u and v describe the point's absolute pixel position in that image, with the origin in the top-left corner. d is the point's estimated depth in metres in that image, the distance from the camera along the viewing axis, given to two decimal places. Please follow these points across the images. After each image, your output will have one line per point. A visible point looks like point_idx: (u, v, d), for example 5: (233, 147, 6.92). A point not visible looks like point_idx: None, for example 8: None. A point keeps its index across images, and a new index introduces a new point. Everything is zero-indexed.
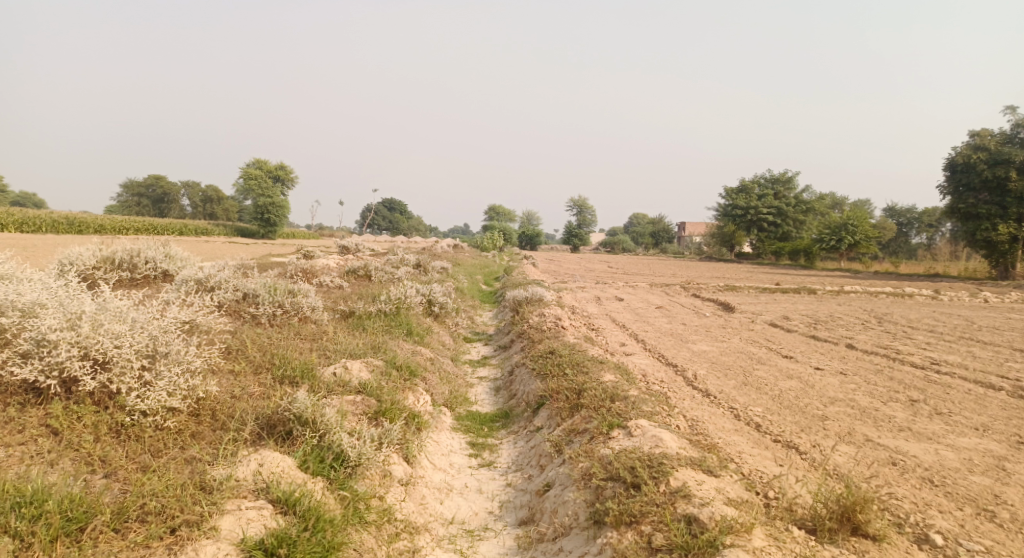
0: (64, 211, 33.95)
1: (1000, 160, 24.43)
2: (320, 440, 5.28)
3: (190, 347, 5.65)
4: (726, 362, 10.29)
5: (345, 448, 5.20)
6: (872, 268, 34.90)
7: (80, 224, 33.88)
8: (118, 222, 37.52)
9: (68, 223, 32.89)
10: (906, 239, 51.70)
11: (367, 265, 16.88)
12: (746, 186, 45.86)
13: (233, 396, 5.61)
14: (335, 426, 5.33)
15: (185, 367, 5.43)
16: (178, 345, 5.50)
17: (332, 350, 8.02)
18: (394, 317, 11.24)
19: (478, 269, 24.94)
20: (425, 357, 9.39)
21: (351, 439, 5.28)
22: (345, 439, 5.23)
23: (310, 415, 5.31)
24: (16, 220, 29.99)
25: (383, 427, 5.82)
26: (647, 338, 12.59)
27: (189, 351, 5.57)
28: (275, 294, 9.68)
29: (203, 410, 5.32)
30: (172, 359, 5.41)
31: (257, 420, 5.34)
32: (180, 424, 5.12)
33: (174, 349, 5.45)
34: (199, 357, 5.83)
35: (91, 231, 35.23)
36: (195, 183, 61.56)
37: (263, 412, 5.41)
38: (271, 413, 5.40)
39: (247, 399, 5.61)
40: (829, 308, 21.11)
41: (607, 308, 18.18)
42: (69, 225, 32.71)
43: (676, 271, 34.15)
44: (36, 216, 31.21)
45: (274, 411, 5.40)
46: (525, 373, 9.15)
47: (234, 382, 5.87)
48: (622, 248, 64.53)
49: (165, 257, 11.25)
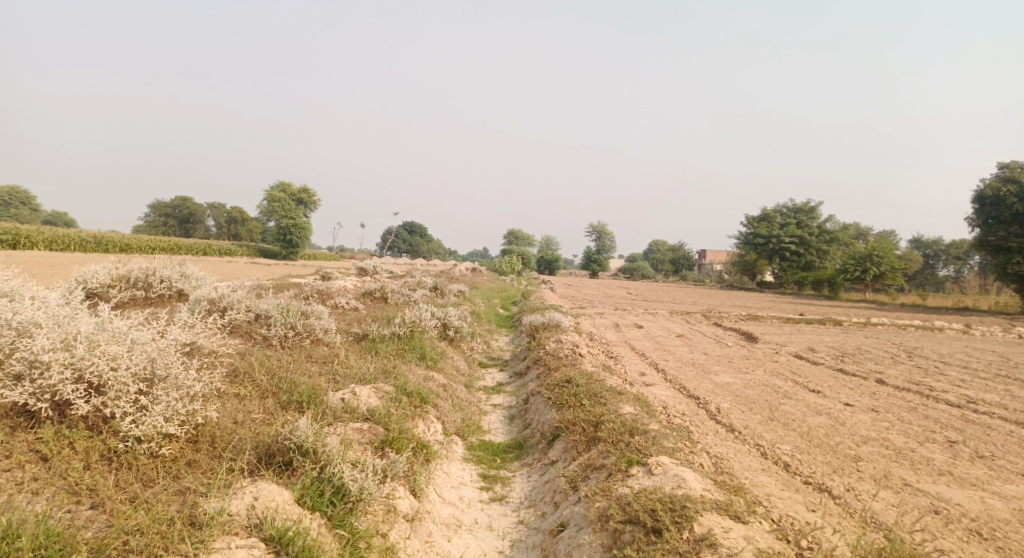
0: (91, 230, 34.36)
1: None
2: (321, 472, 5.03)
3: (191, 370, 5.46)
4: (750, 395, 9.91)
5: (347, 482, 4.94)
6: (898, 300, 34.18)
7: (106, 243, 34.29)
8: (143, 241, 37.89)
9: (95, 242, 33.29)
10: (932, 271, 50.74)
11: (384, 287, 16.72)
12: (768, 215, 45.38)
13: (233, 422, 5.41)
14: (337, 458, 5.08)
15: (184, 391, 5.24)
16: (177, 367, 5.31)
17: (341, 374, 7.79)
18: (408, 340, 11.01)
19: (496, 293, 24.71)
20: (438, 383, 9.14)
21: (353, 472, 5.02)
22: (347, 473, 4.98)
23: (311, 445, 5.08)
24: (44, 238, 30.33)
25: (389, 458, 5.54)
26: (668, 368, 12.24)
27: (189, 374, 5.38)
28: (288, 315, 9.51)
29: (202, 437, 5.13)
30: (171, 382, 5.22)
31: (256, 449, 5.10)
32: (175, 452, 4.92)
33: (172, 371, 5.27)
34: (200, 380, 5.63)
35: (116, 250, 35.64)
36: (220, 203, 62.31)
37: (262, 441, 5.17)
38: (270, 441, 5.16)
39: (248, 426, 5.40)
40: (855, 340, 20.57)
41: (626, 335, 17.84)
42: (95, 243, 33.06)
43: (696, 300, 33.71)
44: (63, 233, 31.57)
45: (273, 441, 5.16)
46: (541, 401, 8.85)
47: (235, 408, 5.68)
48: (642, 275, 64.10)
49: (181, 276, 11.15)
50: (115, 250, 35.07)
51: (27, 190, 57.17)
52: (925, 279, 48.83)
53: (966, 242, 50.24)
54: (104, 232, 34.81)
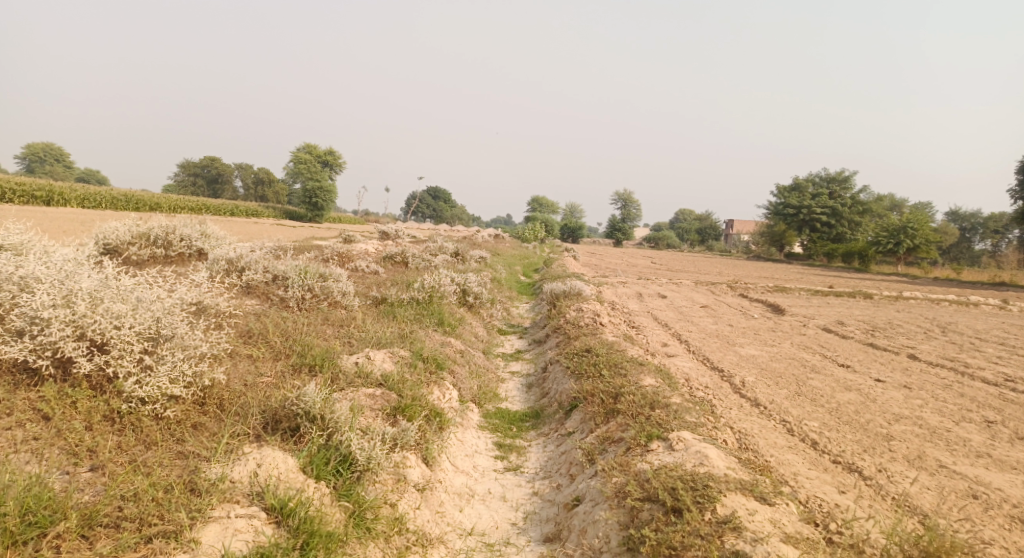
0: (121, 188, 34.66)
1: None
2: (328, 440, 4.93)
3: (197, 331, 5.36)
4: (777, 369, 9.62)
5: (355, 451, 4.85)
6: (931, 274, 33.31)
7: (136, 202, 34.60)
8: (172, 200, 38.18)
9: (125, 201, 33.59)
10: (968, 245, 49.36)
11: (405, 251, 16.57)
12: (800, 184, 44.32)
13: (241, 385, 5.32)
14: (345, 426, 5.00)
15: (189, 352, 5.14)
16: (182, 327, 5.20)
17: (357, 337, 7.67)
18: (427, 305, 10.85)
19: (519, 260, 24.47)
20: (456, 349, 8.98)
21: (362, 441, 4.92)
22: (355, 441, 4.88)
23: (319, 412, 4.97)
24: (76, 196, 30.61)
25: (400, 426, 5.43)
26: (692, 339, 11.96)
27: (195, 335, 5.28)
28: (306, 277, 9.39)
29: (209, 399, 5.05)
30: (176, 342, 5.12)
31: (263, 414, 5.01)
32: (181, 414, 4.85)
33: (177, 332, 5.16)
34: (207, 341, 5.54)
35: (146, 210, 35.95)
36: (248, 165, 62.55)
37: (269, 406, 5.08)
38: (276, 407, 5.07)
39: (256, 389, 5.30)
40: (886, 314, 20.05)
41: (649, 304, 17.54)
42: (126, 202, 33.36)
43: (723, 270, 33.17)
44: (94, 191, 31.86)
45: (280, 406, 5.05)
46: (560, 370, 8.66)
47: (244, 370, 5.58)
48: (667, 244, 63.34)
49: (200, 236, 11.08)
50: (144, 209, 35.39)
51: (60, 148, 57.84)
52: (960, 253, 47.54)
53: (1005, 216, 48.71)
54: (133, 191, 35.10)
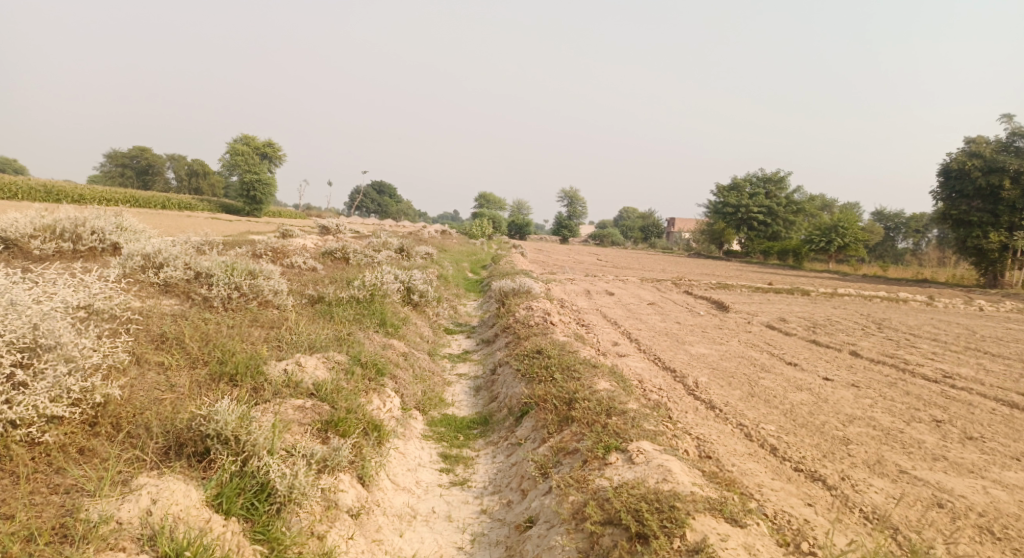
0: (41, 179, 32.58)
1: (994, 167, 23.69)
2: (242, 466, 4.44)
3: (84, 338, 4.76)
4: (726, 368, 9.40)
5: (275, 478, 4.36)
6: (861, 271, 34.31)
7: (58, 194, 32.59)
8: (98, 192, 36.18)
9: (45, 192, 31.59)
10: (893, 243, 51.21)
11: (346, 247, 15.86)
12: (738, 183, 45.13)
13: (141, 399, 4.77)
14: (264, 449, 4.49)
15: (75, 365, 4.57)
16: (66, 335, 4.59)
17: (289, 340, 7.07)
18: (368, 304, 10.25)
19: (464, 256, 23.94)
20: (398, 352, 8.43)
21: (283, 467, 4.43)
22: (275, 468, 4.39)
23: (232, 433, 4.45)
24: None
25: (330, 444, 4.94)
26: (641, 337, 11.70)
27: (81, 344, 4.69)
28: (233, 274, 8.70)
29: (102, 419, 4.50)
30: (57, 353, 4.50)
31: (165, 436, 4.47)
32: (64, 438, 4.29)
33: (60, 340, 4.55)
34: (99, 349, 4.93)
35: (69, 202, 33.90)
36: (181, 156, 60.07)
37: (172, 426, 4.53)
38: (179, 428, 4.52)
39: (159, 405, 4.75)
40: (823, 311, 20.35)
41: (597, 302, 17.32)
42: (47, 193, 31.37)
43: (666, 267, 33.40)
44: (10, 182, 29.79)
45: (185, 428, 4.52)
46: (510, 373, 8.22)
47: (144, 381, 5.03)
48: (611, 242, 63.75)
49: (116, 229, 10.31)
50: (67, 201, 33.39)
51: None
52: (885, 251, 49.27)
53: (926, 215, 50.76)
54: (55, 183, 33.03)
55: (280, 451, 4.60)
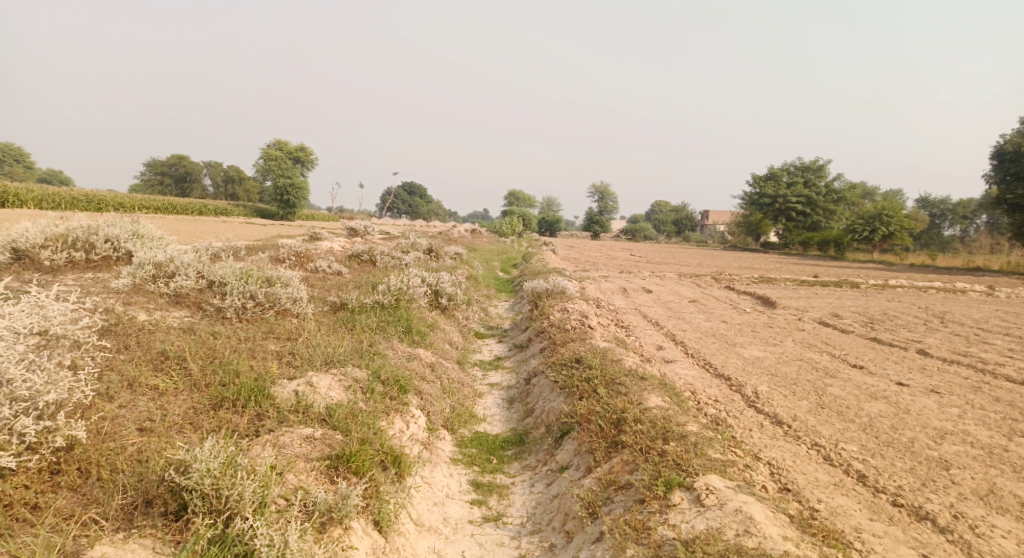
0: (81, 189, 32.84)
1: None
2: (225, 528, 3.85)
3: (43, 371, 4.17)
4: (786, 373, 8.50)
5: (262, 546, 3.73)
6: (909, 260, 32.73)
7: (99, 202, 32.85)
8: (136, 199, 36.40)
9: (86, 201, 31.82)
10: (939, 231, 49.06)
11: (373, 249, 15.26)
12: (774, 173, 43.62)
13: (114, 441, 4.21)
14: (248, 506, 3.87)
15: (30, 407, 4.01)
16: (14, 370, 4.00)
17: (303, 354, 6.40)
18: (393, 311, 9.57)
19: (496, 256, 23.20)
20: (425, 363, 7.75)
21: (272, 530, 3.80)
22: (261, 533, 3.77)
23: (211, 488, 3.86)
24: (35, 196, 28.82)
25: (338, 489, 4.29)
26: (686, 340, 10.83)
27: (37, 380, 4.09)
28: (247, 282, 8.07)
29: (66, 466, 4.00)
30: (1, 391, 3.93)
31: (134, 491, 3.94)
32: (17, 494, 3.78)
33: (7, 376, 3.97)
34: (71, 380, 4.34)
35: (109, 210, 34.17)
36: (216, 162, 60.56)
37: (143, 478, 4.00)
38: (148, 483, 3.98)
39: (133, 448, 4.19)
40: (877, 305, 19.15)
41: (636, 300, 16.46)
42: (87, 202, 31.54)
43: (705, 261, 32.27)
44: (52, 191, 29.96)
45: (158, 481, 3.98)
46: (547, 385, 7.47)
47: (123, 415, 4.45)
48: (644, 236, 62.53)
49: (131, 237, 9.79)
50: (107, 209, 33.59)
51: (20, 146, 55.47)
52: (930, 239, 47.20)
53: (974, 201, 48.45)
54: (96, 191, 33.21)
55: (271, 507, 3.98)
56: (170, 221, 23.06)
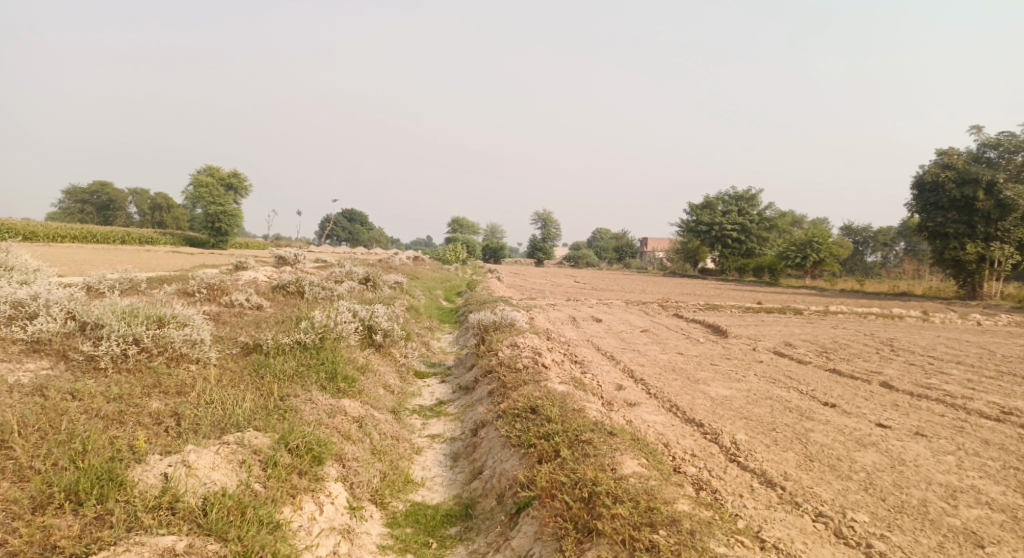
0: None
1: (968, 179, 21.81)
2: None
3: None
4: (759, 416, 7.64)
5: None
6: (840, 285, 33.10)
7: (10, 231, 30.21)
8: (51, 228, 33.80)
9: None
10: (862, 257, 50.31)
11: (301, 279, 13.89)
12: (710, 202, 44.06)
13: None
14: None
15: None
16: None
17: (189, 416, 5.28)
18: (317, 351, 8.29)
19: (437, 284, 22.00)
20: (351, 418, 6.55)
21: None
22: None
23: None
24: None
25: None
26: (645, 376, 9.91)
27: None
28: (131, 323, 6.76)
29: None
30: None
31: None
32: None
33: None
34: None
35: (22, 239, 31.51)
36: (143, 189, 57.43)
37: None
38: None
39: None
40: (825, 332, 18.75)
41: (586, 331, 15.58)
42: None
43: (650, 288, 31.89)
44: None
45: None
46: (497, 441, 6.39)
47: None
48: (584, 264, 62.31)
49: (1, 271, 8.32)
50: (19, 239, 30.97)
51: None
52: (856, 267, 48.09)
53: (894, 229, 49.88)
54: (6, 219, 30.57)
55: None
56: (83, 255, 21.07)
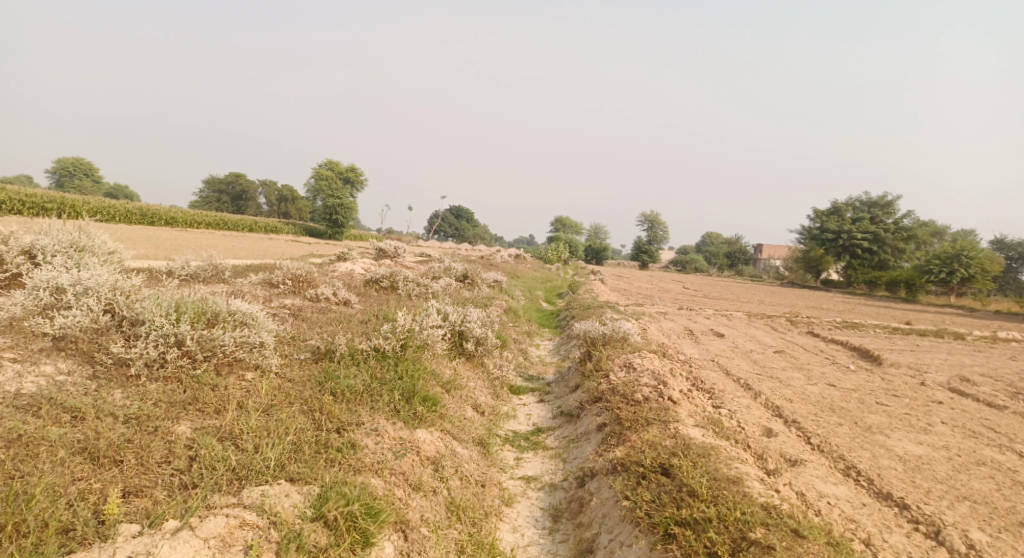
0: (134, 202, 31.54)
1: None
2: None
3: None
4: (984, 496, 5.46)
5: None
6: (992, 306, 28.68)
7: (153, 216, 31.28)
8: (188, 214, 35.00)
9: (141, 215, 30.25)
10: (1014, 276, 44.14)
11: (396, 273, 12.65)
12: (838, 208, 40.00)
13: None
14: None
15: None
16: None
17: (203, 455, 4.19)
18: (397, 362, 6.82)
19: (540, 284, 20.42)
20: (423, 459, 5.03)
21: None
22: None
23: None
24: (90, 208, 27.34)
25: None
26: (798, 417, 7.79)
27: None
28: (177, 319, 5.53)
29: None
30: None
31: None
32: None
33: None
34: None
35: (163, 223, 32.71)
36: (272, 181, 59.59)
37: None
38: None
39: None
40: (998, 364, 15.59)
41: (711, 348, 13.48)
42: (140, 216, 30.26)
43: (774, 299, 28.91)
44: (109, 204, 28.64)
45: None
46: (612, 509, 4.70)
47: None
48: (696, 269, 59.09)
49: (70, 252, 7.52)
50: (160, 224, 32.25)
51: (90, 162, 55.55)
52: (1008, 287, 42.13)
53: None
54: (148, 205, 31.87)
55: None
56: (202, 241, 21.09)
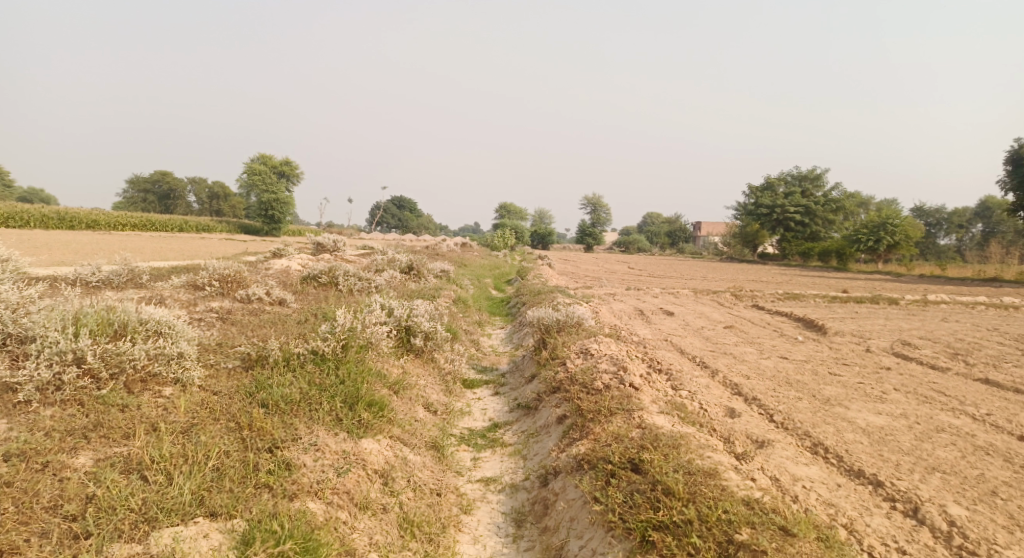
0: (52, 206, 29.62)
1: None
2: None
3: None
4: (953, 464, 5.31)
5: None
6: (917, 271, 29.64)
7: (74, 219, 29.43)
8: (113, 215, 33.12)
9: (60, 219, 28.41)
10: (933, 241, 45.88)
11: (334, 267, 11.99)
12: (771, 183, 40.76)
13: None
14: None
15: None
16: None
17: (102, 495, 3.79)
18: (337, 365, 6.27)
19: (487, 272, 19.96)
20: (370, 473, 4.58)
21: None
22: None
23: None
24: (1, 215, 25.45)
25: None
26: (759, 394, 7.59)
27: None
28: (78, 332, 4.88)
29: None
30: None
31: None
32: None
33: None
34: None
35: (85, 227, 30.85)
36: (202, 178, 57.19)
37: None
38: None
39: None
40: (935, 327, 15.94)
41: (663, 327, 13.33)
42: (59, 220, 28.41)
43: (717, 275, 29.19)
44: (22, 209, 26.80)
45: None
46: (579, 510, 4.37)
47: None
48: (638, 248, 59.71)
49: None
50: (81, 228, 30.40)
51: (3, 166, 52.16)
52: (929, 252, 43.79)
53: (972, 210, 45.36)
54: (67, 209, 29.99)
55: None
56: (127, 244, 19.84)
